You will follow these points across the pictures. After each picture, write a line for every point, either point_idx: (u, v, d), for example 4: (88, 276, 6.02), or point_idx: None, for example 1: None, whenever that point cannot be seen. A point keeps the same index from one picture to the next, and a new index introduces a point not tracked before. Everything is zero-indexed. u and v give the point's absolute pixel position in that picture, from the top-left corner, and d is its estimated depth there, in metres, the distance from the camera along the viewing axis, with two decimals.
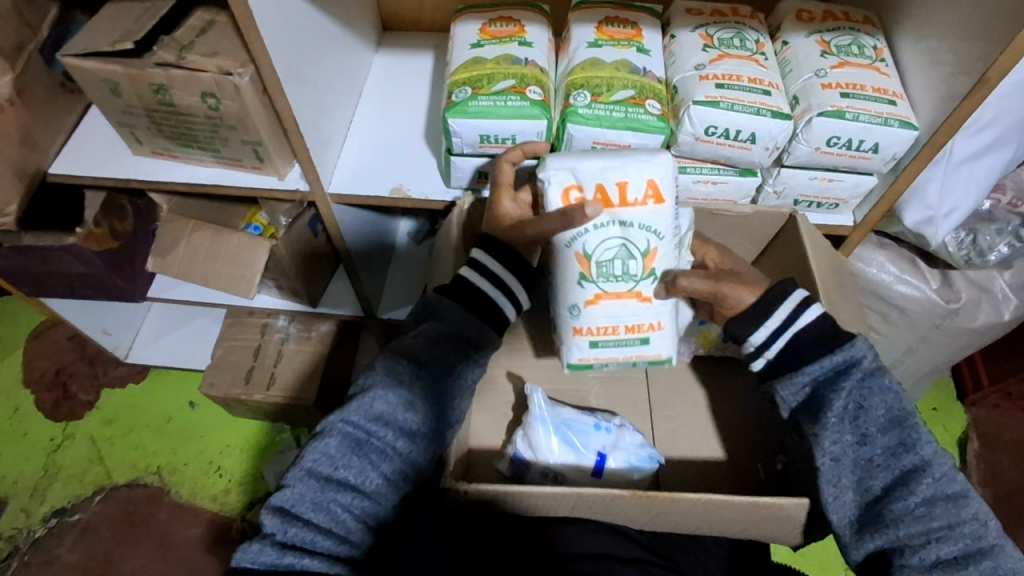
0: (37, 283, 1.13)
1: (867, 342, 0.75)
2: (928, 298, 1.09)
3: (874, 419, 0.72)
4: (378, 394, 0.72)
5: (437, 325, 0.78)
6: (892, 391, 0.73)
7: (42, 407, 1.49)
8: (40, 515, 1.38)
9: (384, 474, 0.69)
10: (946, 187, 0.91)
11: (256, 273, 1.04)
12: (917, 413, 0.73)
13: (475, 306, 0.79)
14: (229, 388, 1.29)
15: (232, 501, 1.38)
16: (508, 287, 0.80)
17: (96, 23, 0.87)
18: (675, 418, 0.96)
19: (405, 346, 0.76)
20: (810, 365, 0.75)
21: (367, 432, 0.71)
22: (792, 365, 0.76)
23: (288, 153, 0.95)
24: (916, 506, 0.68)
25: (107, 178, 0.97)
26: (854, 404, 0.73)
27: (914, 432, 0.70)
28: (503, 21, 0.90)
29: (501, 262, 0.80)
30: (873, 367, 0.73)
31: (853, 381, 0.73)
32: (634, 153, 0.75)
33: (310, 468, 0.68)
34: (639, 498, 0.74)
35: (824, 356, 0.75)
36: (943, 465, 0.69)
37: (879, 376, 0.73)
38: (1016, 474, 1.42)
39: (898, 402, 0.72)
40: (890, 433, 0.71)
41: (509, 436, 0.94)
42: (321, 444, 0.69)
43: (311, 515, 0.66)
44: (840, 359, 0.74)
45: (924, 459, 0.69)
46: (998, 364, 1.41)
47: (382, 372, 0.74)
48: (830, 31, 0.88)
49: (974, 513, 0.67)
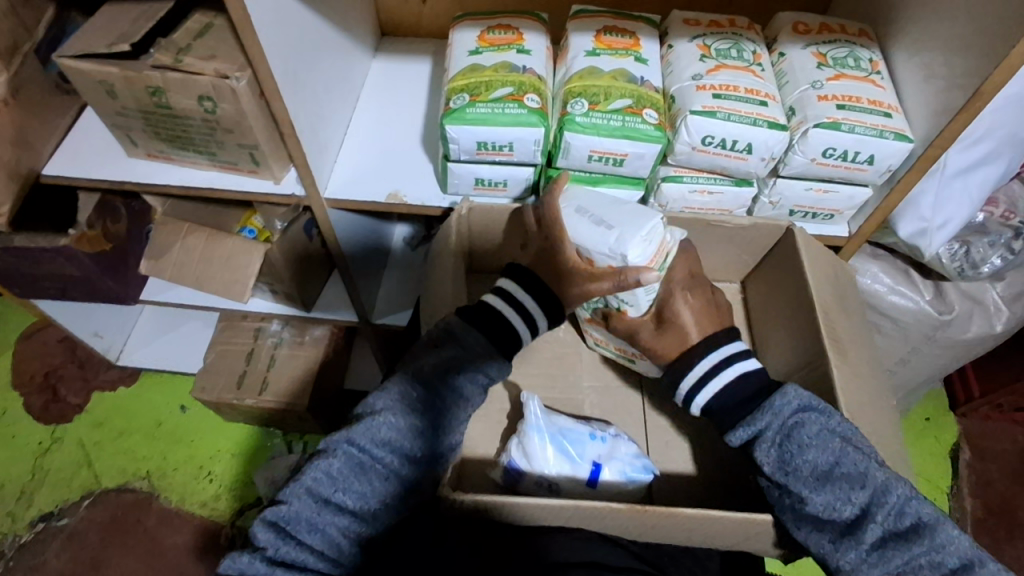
0: (27, 285, 1.12)
1: (782, 402, 0.73)
2: (922, 309, 1.10)
3: (801, 478, 0.70)
4: (387, 418, 0.71)
5: (455, 351, 0.78)
6: (813, 443, 0.71)
7: (31, 409, 1.47)
8: (27, 520, 1.36)
9: (381, 497, 0.69)
10: (940, 199, 0.91)
11: (250, 277, 1.04)
12: (845, 453, 0.70)
13: (498, 337, 0.80)
14: (221, 393, 1.28)
15: (222, 507, 1.37)
16: (532, 322, 0.82)
17: (93, 25, 0.87)
18: (670, 428, 0.96)
19: (420, 371, 0.76)
20: (734, 431, 0.76)
21: (372, 456, 0.70)
22: (722, 427, 0.77)
23: (284, 157, 0.95)
24: (867, 552, 0.67)
25: (102, 180, 0.97)
26: (779, 467, 0.72)
27: (845, 481, 0.69)
28: (501, 29, 0.91)
29: (533, 299, 0.82)
30: (787, 426, 0.72)
31: (770, 449, 0.73)
32: (604, 245, 0.77)
33: (309, 486, 0.68)
34: (635, 510, 0.73)
35: (740, 423, 0.75)
36: (884, 502, 0.67)
37: (794, 434, 0.72)
38: (1007, 485, 1.42)
39: (822, 453, 0.70)
40: (823, 489, 0.69)
41: (502, 444, 0.93)
42: (324, 462, 0.69)
43: (305, 534, 0.66)
44: (749, 431, 0.74)
45: (862, 506, 0.68)
46: (990, 374, 1.42)
47: (393, 396, 0.74)
48: (826, 43, 0.88)
49: (935, 544, 0.65)
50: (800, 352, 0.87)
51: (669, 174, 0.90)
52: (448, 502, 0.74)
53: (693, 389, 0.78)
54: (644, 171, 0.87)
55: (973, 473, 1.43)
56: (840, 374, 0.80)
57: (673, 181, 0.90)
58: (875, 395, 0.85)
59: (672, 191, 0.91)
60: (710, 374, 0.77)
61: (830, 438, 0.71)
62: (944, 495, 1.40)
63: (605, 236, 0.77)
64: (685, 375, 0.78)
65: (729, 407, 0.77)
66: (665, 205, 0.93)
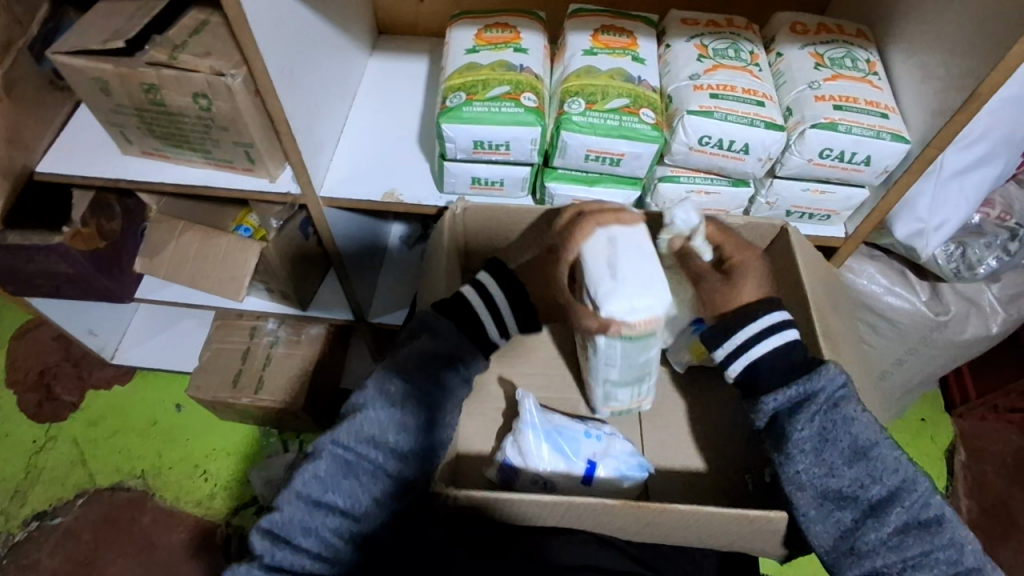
0: (21, 283, 1.11)
1: (834, 370, 0.71)
2: (918, 310, 1.10)
3: (838, 451, 0.69)
4: (369, 415, 0.70)
5: (429, 342, 0.77)
6: (856, 418, 0.70)
7: (25, 408, 1.46)
8: (20, 518, 1.36)
9: (373, 495, 0.68)
10: (937, 200, 0.91)
11: (245, 274, 1.03)
12: (883, 436, 0.70)
13: (470, 327, 0.79)
14: (216, 392, 1.28)
15: (217, 505, 1.37)
16: (501, 318, 0.82)
17: (86, 21, 0.86)
18: (665, 428, 0.95)
19: (397, 364, 0.75)
20: (767, 398, 0.73)
21: (357, 454, 0.69)
22: (750, 395, 0.75)
23: (280, 155, 0.95)
24: (889, 535, 0.67)
25: (96, 177, 0.96)
26: (818, 434, 0.70)
27: (880, 461, 0.68)
28: (498, 27, 0.90)
29: (503, 292, 0.82)
30: (835, 396, 0.71)
31: (813, 415, 0.71)
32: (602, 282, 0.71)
33: (298, 491, 0.67)
34: (629, 506, 0.73)
35: (780, 388, 0.73)
36: (913, 492, 0.67)
37: (841, 405, 0.70)
38: (1002, 486, 1.42)
39: (862, 429, 0.70)
40: (856, 465, 0.69)
41: (497, 443, 0.93)
42: (310, 466, 0.68)
43: (299, 539, 0.65)
44: (798, 392, 0.72)
45: (892, 489, 0.68)
46: (985, 375, 1.42)
47: (373, 391, 0.72)
48: (823, 44, 0.88)
49: (953, 539, 0.66)
50: None
51: (666, 174, 0.90)
52: (442, 498, 0.74)
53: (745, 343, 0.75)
54: (641, 171, 0.87)
55: (969, 473, 1.43)
56: None
57: (670, 181, 0.90)
58: (871, 395, 0.85)
59: (668, 191, 0.90)
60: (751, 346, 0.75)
61: (870, 416, 0.70)
62: (939, 495, 1.40)
63: (603, 280, 0.71)
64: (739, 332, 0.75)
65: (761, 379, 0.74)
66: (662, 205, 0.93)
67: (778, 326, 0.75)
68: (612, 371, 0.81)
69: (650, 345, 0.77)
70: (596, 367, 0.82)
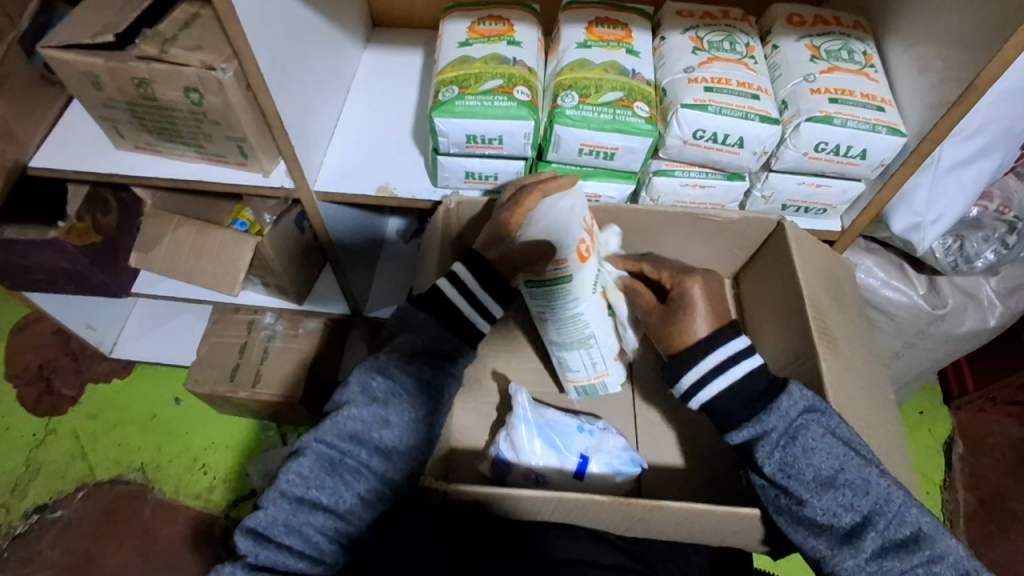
0: (17, 278, 1.11)
1: (788, 403, 0.70)
2: (915, 304, 1.10)
3: (803, 482, 0.68)
4: (353, 412, 0.70)
5: (409, 338, 0.75)
6: (818, 448, 0.68)
7: (24, 402, 1.47)
8: (21, 511, 1.36)
9: (358, 493, 0.68)
10: (934, 193, 0.91)
11: (240, 269, 1.03)
12: (848, 460, 0.68)
13: (451, 321, 0.77)
14: (214, 385, 1.28)
15: (216, 498, 1.37)
16: (488, 312, 0.79)
17: (77, 15, 0.86)
18: (660, 422, 0.95)
19: (379, 362, 0.74)
20: (734, 432, 0.72)
21: (342, 451, 0.69)
22: (720, 427, 0.74)
23: (273, 149, 0.94)
24: (867, 561, 0.66)
25: (89, 171, 0.96)
26: (781, 469, 0.69)
27: (847, 488, 0.67)
28: (491, 20, 0.89)
29: (477, 278, 0.78)
30: (792, 428, 0.70)
31: (773, 449, 0.69)
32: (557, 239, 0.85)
33: (283, 489, 0.67)
34: (619, 502, 0.73)
35: (745, 422, 0.71)
36: (886, 513, 0.66)
37: (799, 438, 0.69)
38: (1000, 478, 1.42)
39: (825, 458, 0.68)
40: (825, 495, 0.67)
41: (492, 436, 0.94)
42: (295, 463, 0.68)
43: (283, 536, 0.65)
44: (753, 431, 0.71)
45: (864, 513, 0.67)
46: (982, 368, 1.42)
47: (356, 388, 0.72)
48: (820, 36, 0.87)
49: (935, 555, 0.65)
50: (790, 347, 0.87)
51: (661, 168, 0.89)
52: (432, 493, 0.74)
53: (702, 377, 0.73)
54: (635, 165, 0.87)
55: (967, 466, 1.43)
56: (829, 369, 0.80)
57: (665, 175, 0.89)
58: (868, 391, 0.85)
59: (663, 185, 0.90)
60: (711, 377, 0.73)
61: (834, 441, 0.69)
62: (937, 488, 1.40)
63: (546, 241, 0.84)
64: (705, 356, 0.73)
65: (728, 408, 0.72)
66: (656, 199, 0.92)
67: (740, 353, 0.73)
68: (550, 329, 0.90)
69: (575, 293, 0.86)
70: (543, 329, 0.92)
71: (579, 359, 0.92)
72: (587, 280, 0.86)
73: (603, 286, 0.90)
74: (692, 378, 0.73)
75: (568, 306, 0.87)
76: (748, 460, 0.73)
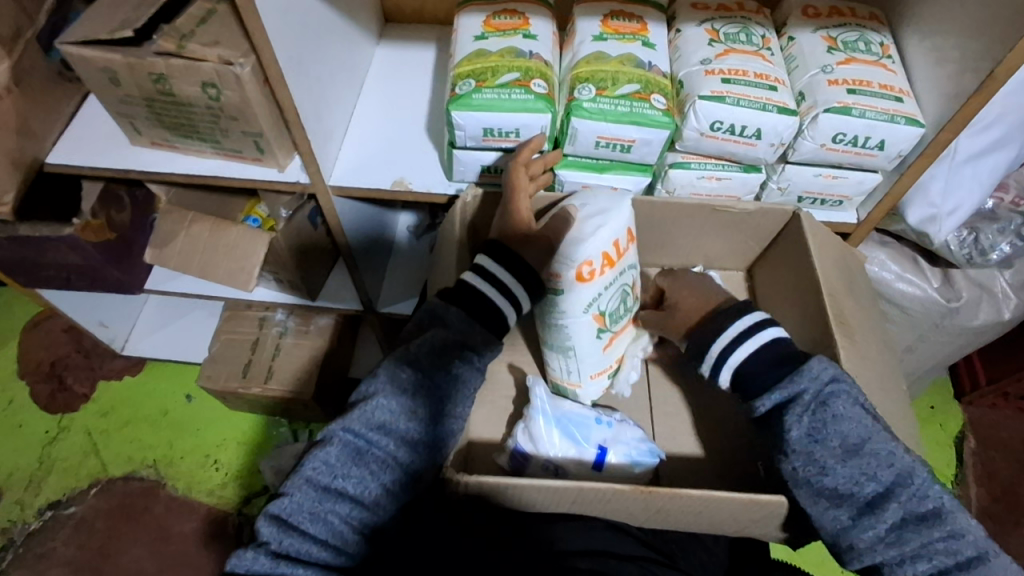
0: (34, 275, 1.12)
1: (817, 369, 0.72)
2: (929, 297, 1.10)
3: (830, 449, 0.70)
4: (380, 402, 0.70)
5: (441, 332, 0.76)
6: (848, 416, 0.70)
7: (37, 399, 1.47)
8: (35, 508, 1.37)
9: (383, 484, 0.68)
10: (950, 184, 0.90)
11: (255, 264, 1.03)
12: (877, 432, 0.70)
13: (481, 313, 0.78)
14: (226, 381, 1.29)
15: (229, 494, 1.38)
16: (516, 300, 0.80)
17: (95, 11, 0.86)
18: (676, 415, 0.96)
19: (408, 354, 0.74)
20: (761, 398, 0.74)
21: (368, 441, 0.69)
22: (746, 396, 0.76)
23: (288, 145, 0.94)
24: (885, 531, 0.68)
25: (106, 168, 0.96)
26: (808, 434, 0.71)
27: (873, 459, 0.69)
28: (507, 13, 0.89)
29: (509, 272, 0.79)
30: (823, 393, 0.71)
31: (802, 415, 0.71)
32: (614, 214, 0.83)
33: (309, 476, 0.67)
34: (641, 492, 0.73)
35: (767, 391, 0.74)
36: (908, 486, 0.68)
37: (829, 404, 0.71)
38: (1011, 473, 1.42)
39: (854, 427, 0.70)
40: (849, 463, 0.69)
41: (509, 430, 0.94)
42: (322, 452, 0.68)
43: (307, 525, 0.65)
44: (784, 394, 0.72)
45: (887, 484, 0.69)
46: (997, 363, 1.41)
47: (384, 378, 0.72)
48: (836, 27, 0.87)
49: (953, 531, 0.67)
50: (807, 338, 0.87)
51: (677, 160, 0.89)
52: (452, 485, 0.74)
53: (728, 345, 0.77)
54: (651, 158, 0.87)
55: (979, 461, 1.43)
56: (849, 360, 0.79)
57: (680, 167, 0.89)
58: (885, 381, 0.85)
59: (679, 177, 0.90)
60: (741, 340, 0.77)
61: (862, 414, 0.71)
62: (949, 482, 1.40)
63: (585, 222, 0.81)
64: (731, 324, 0.78)
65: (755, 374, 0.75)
66: (672, 191, 0.93)
67: (757, 325, 0.78)
68: (541, 329, 0.91)
69: (565, 308, 0.84)
70: (537, 326, 0.92)
71: (560, 362, 0.92)
72: (582, 300, 0.83)
73: (601, 308, 0.85)
74: (718, 347, 0.78)
75: (558, 316, 0.86)
76: (773, 430, 0.74)
